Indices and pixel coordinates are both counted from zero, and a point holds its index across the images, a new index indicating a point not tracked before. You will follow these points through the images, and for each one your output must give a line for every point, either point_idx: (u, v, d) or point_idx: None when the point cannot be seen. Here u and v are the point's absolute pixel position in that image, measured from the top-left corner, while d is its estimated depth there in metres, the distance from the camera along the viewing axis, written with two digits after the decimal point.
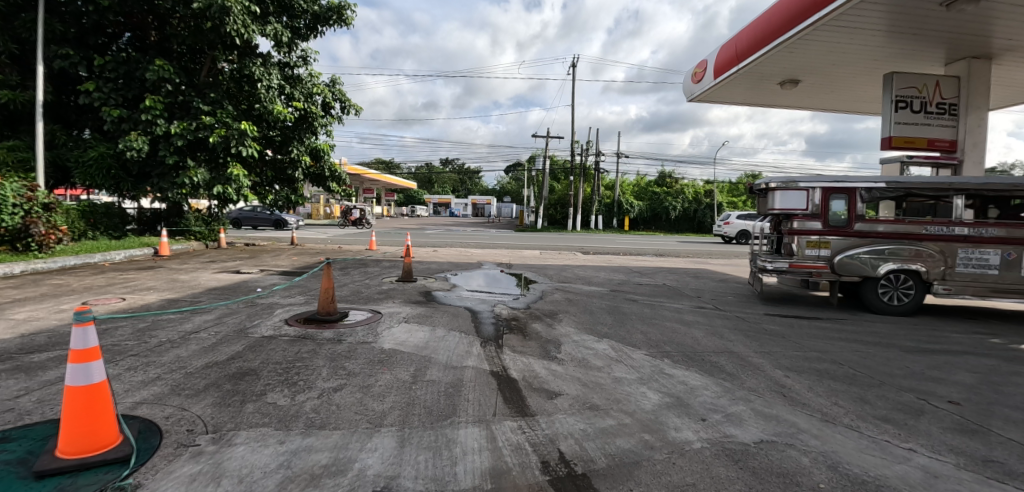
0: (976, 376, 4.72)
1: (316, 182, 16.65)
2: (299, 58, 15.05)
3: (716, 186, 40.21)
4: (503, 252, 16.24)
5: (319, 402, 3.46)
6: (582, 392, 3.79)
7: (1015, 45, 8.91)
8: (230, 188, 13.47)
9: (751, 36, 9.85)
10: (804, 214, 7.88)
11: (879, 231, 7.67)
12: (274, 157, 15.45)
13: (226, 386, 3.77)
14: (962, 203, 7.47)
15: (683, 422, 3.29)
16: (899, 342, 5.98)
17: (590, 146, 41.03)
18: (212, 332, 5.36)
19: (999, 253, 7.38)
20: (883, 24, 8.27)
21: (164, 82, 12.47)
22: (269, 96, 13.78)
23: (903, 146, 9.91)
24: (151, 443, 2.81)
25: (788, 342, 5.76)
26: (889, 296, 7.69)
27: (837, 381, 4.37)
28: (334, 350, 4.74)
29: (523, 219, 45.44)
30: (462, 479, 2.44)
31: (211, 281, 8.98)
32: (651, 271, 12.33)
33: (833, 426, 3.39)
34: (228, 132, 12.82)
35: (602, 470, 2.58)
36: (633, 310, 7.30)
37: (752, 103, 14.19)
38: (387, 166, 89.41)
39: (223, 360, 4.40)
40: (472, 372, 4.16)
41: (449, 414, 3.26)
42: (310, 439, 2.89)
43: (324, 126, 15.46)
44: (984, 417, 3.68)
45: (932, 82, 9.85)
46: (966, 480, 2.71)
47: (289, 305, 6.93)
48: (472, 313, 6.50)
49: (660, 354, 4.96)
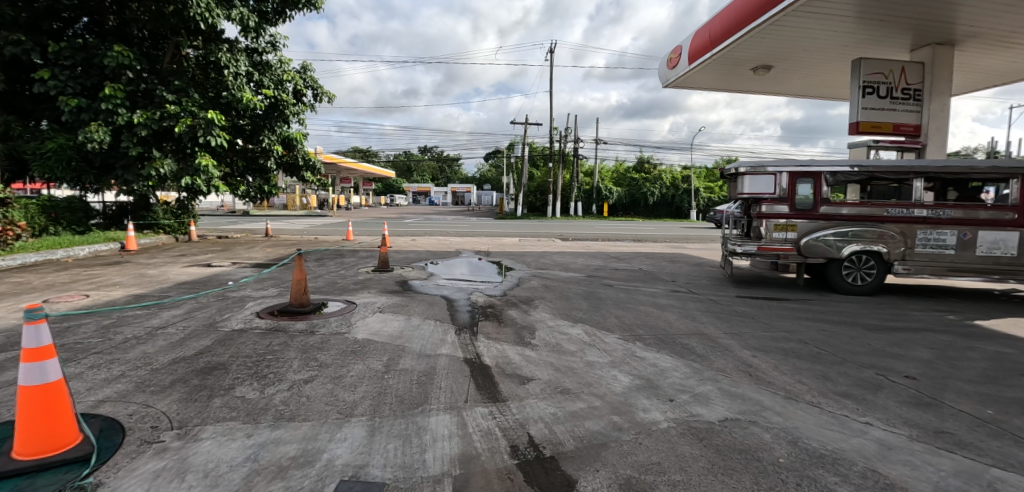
0: (933, 352, 4.93)
1: (290, 172, 16.33)
2: (267, 44, 14.58)
3: (693, 171, 40.92)
4: (482, 240, 16.18)
5: (288, 395, 3.42)
6: (554, 376, 3.83)
7: (977, 31, 9.15)
8: (200, 179, 13.09)
9: (724, 22, 9.92)
10: (772, 198, 8.07)
11: (844, 213, 7.91)
12: (245, 146, 14.96)
13: (193, 381, 3.69)
14: (922, 185, 7.71)
15: (651, 403, 3.36)
16: (864, 321, 6.21)
17: (569, 132, 41.06)
18: (180, 328, 5.24)
19: (956, 234, 7.66)
20: (852, 10, 8.42)
21: (124, 70, 11.95)
22: (236, 84, 13.27)
23: (870, 131, 10.23)
24: (114, 441, 2.74)
25: (757, 323, 5.93)
26: (854, 277, 7.95)
27: (801, 360, 4.52)
28: (307, 342, 4.68)
29: (503, 206, 45.40)
30: (432, 466, 2.45)
31: (182, 275, 8.76)
32: (628, 256, 12.50)
33: (796, 403, 3.50)
34: (194, 121, 12.28)
35: (570, 453, 2.62)
36: (609, 295, 7.39)
37: (726, 89, 14.40)
38: (365, 154, 87.86)
39: (191, 355, 4.30)
40: (446, 360, 4.15)
41: (420, 402, 3.26)
42: (279, 432, 2.86)
43: (296, 114, 15.05)
44: (938, 391, 3.86)
45: (898, 68, 10.14)
46: (918, 451, 2.84)
47: (262, 298, 6.80)
48: (448, 301, 6.49)
49: (633, 338, 5.04)
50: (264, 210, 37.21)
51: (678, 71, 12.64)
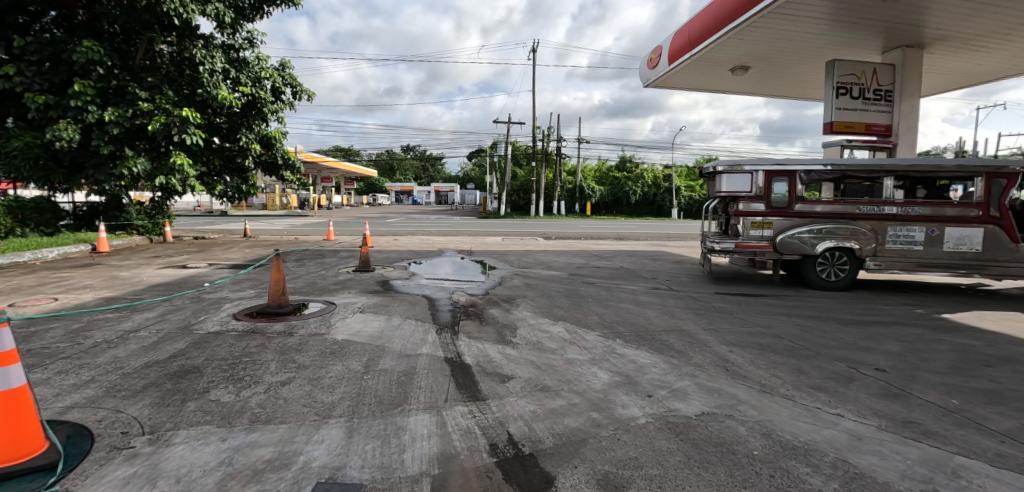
0: (903, 345, 5.08)
1: (268, 171, 16.06)
2: (244, 40, 14.29)
3: (673, 171, 41.44)
4: (465, 239, 16.14)
5: (265, 397, 3.36)
6: (534, 374, 3.84)
7: (945, 35, 9.46)
8: (174, 178, 12.75)
9: (703, 23, 10.07)
10: (748, 196, 8.23)
11: (818, 211, 8.11)
12: (222, 145, 14.64)
13: (166, 385, 3.61)
14: (892, 184, 7.95)
15: (630, 398, 3.40)
16: (837, 316, 6.37)
17: (552, 132, 41.18)
18: (154, 331, 5.10)
19: (924, 230, 7.90)
20: (826, 13, 8.62)
21: (95, 66, 11.58)
22: (212, 81, 12.98)
23: (844, 131, 10.49)
24: (82, 447, 2.66)
25: (735, 318, 6.04)
26: (827, 273, 8.16)
27: (777, 354, 4.62)
28: (285, 343, 4.61)
29: (487, 206, 45.34)
30: (410, 466, 2.44)
31: (156, 277, 8.53)
32: (610, 254, 12.60)
33: (770, 396, 3.57)
34: (168, 119, 11.97)
35: (550, 450, 2.63)
36: (590, 293, 7.44)
37: (705, 89, 14.61)
38: (346, 153, 86.74)
39: (165, 359, 4.20)
40: (426, 359, 4.14)
41: (400, 402, 3.24)
42: (254, 435, 2.81)
43: (274, 112, 14.80)
44: (907, 382, 3.98)
45: (870, 70, 10.42)
46: (887, 441, 2.92)
47: (239, 299, 6.67)
48: (429, 301, 6.46)
49: (614, 335, 5.09)
50: (242, 211, 36.48)
51: (658, 71, 12.77)
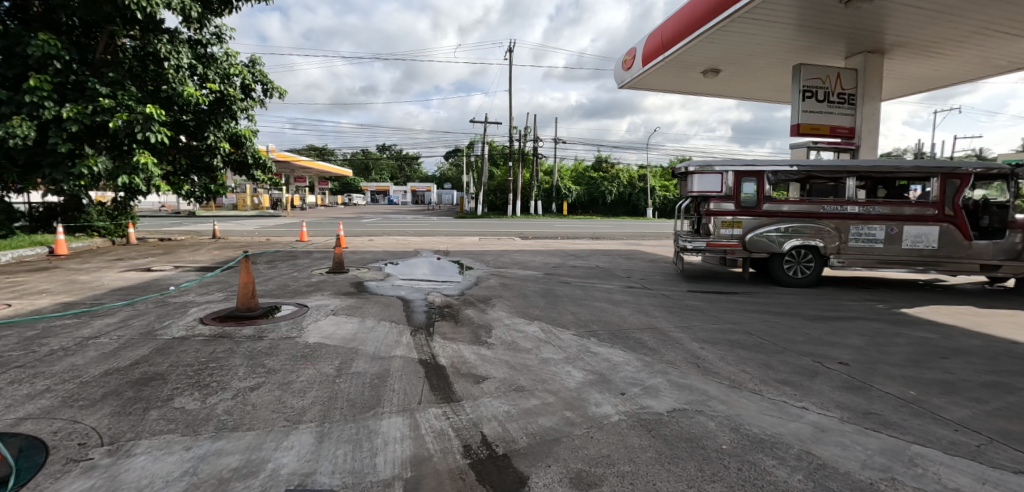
0: (865, 339, 5.28)
1: (238, 170, 15.61)
2: (212, 35, 13.87)
3: (648, 171, 42.13)
4: (442, 240, 16.04)
5: (232, 404, 3.27)
6: (509, 374, 3.84)
7: (903, 41, 9.87)
8: (138, 178, 12.27)
9: (675, 26, 10.26)
10: (719, 196, 8.42)
11: (784, 210, 8.35)
12: (189, 143, 14.16)
13: (127, 393, 3.47)
14: (854, 184, 8.25)
15: (604, 397, 3.44)
16: (804, 312, 6.58)
17: (528, 132, 41.29)
18: (115, 337, 4.90)
19: (884, 229, 8.22)
20: (793, 18, 8.89)
21: (52, 60, 11.06)
22: (177, 77, 12.54)
23: (810, 133, 10.84)
24: (35, 461, 2.53)
25: (707, 316, 6.17)
26: (794, 270, 8.43)
27: (746, 350, 4.73)
28: (254, 348, 4.49)
29: (464, 206, 45.17)
30: (382, 470, 2.41)
31: (118, 281, 8.20)
32: (586, 254, 12.71)
33: (739, 391, 3.66)
34: (131, 116, 11.51)
35: (523, 449, 2.64)
36: (566, 292, 7.49)
37: (678, 91, 14.89)
38: (320, 153, 85.18)
39: (126, 366, 4.04)
40: (400, 362, 4.09)
41: (373, 405, 3.19)
42: (221, 443, 2.73)
43: (244, 110, 14.41)
44: (868, 375, 4.14)
45: (834, 74, 10.80)
46: (848, 432, 3.04)
47: (206, 303, 6.47)
48: (404, 302, 6.39)
49: (588, 334, 5.14)
50: (210, 211, 35.39)
51: (633, 73, 12.95)
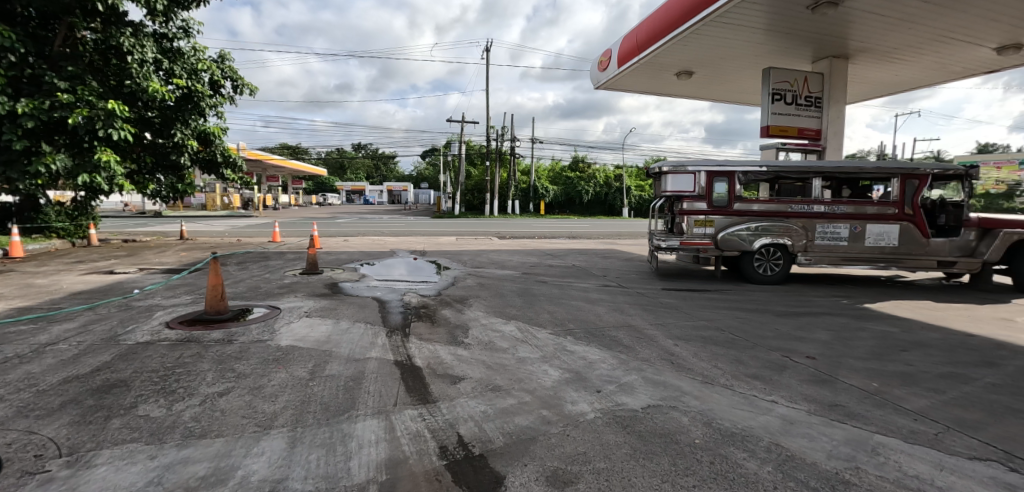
0: (831, 334, 5.47)
1: (207, 169, 15.13)
2: (179, 29, 13.41)
3: (624, 171, 42.70)
4: (419, 239, 15.91)
5: (200, 410, 3.17)
6: (485, 374, 3.84)
7: (866, 47, 10.25)
8: (100, 177, 11.76)
9: (650, 28, 10.42)
10: (692, 195, 8.59)
11: (754, 210, 8.57)
12: (154, 141, 13.65)
13: (87, 401, 3.32)
14: (820, 184, 8.53)
15: (580, 395, 3.47)
16: (773, 308, 6.77)
17: (506, 131, 41.33)
18: (74, 343, 4.69)
19: (848, 227, 8.52)
20: (762, 23, 9.13)
21: (5, 52, 10.52)
22: (142, 72, 12.08)
23: (779, 134, 11.15)
24: None
25: (680, 313, 6.29)
26: (763, 267, 8.67)
27: (718, 346, 4.84)
28: (223, 352, 4.37)
29: (441, 205, 44.90)
30: (356, 474, 2.37)
31: (78, 284, 7.85)
32: (563, 253, 12.80)
33: (711, 386, 3.75)
34: (92, 112, 11.03)
35: (499, 449, 2.64)
36: (543, 291, 7.52)
37: (652, 92, 15.12)
38: (293, 151, 83.39)
39: (86, 373, 3.87)
40: (375, 363, 4.04)
41: (347, 409, 3.14)
42: (187, 451, 2.65)
43: (213, 107, 13.98)
44: (833, 368, 4.29)
45: (802, 77, 11.14)
46: (815, 424, 3.14)
47: (172, 306, 6.25)
48: (380, 303, 6.31)
49: (565, 332, 5.17)
50: (177, 211, 34.22)
51: (608, 74, 13.09)
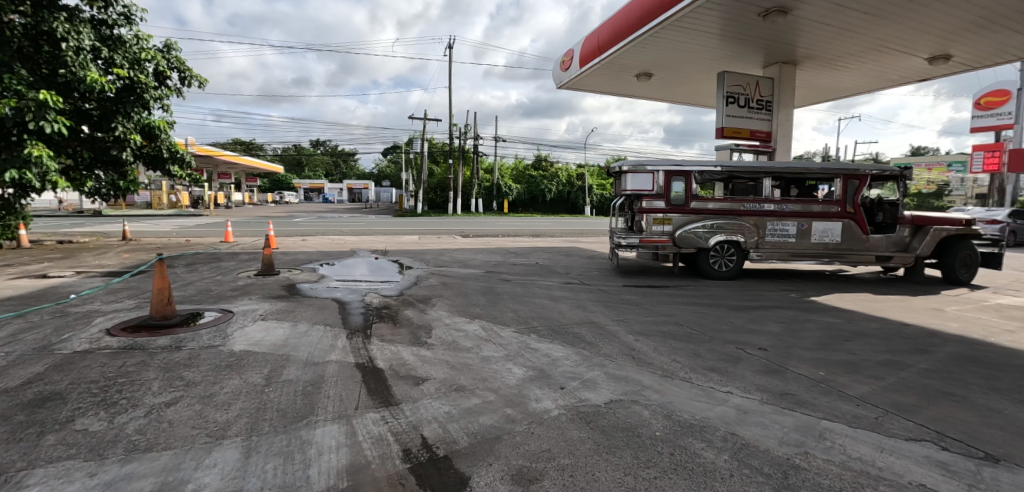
0: (781, 326, 5.74)
1: (152, 165, 14.24)
2: (119, 16, 12.58)
3: (586, 170, 43.38)
4: (380, 239, 15.60)
5: (145, 422, 2.99)
6: (449, 374, 3.81)
7: (813, 54, 10.81)
8: (30, 172, 10.87)
9: (610, 30, 10.61)
10: (650, 194, 8.82)
11: (710, 208, 8.89)
12: (92, 135, 12.75)
13: (17, 417, 3.07)
14: (769, 184, 8.95)
15: (544, 392, 3.49)
16: (728, 302, 7.05)
17: (469, 129, 41.14)
18: (1, 354, 4.32)
19: (796, 225, 8.97)
20: (717, 28, 9.47)
21: None
22: (77, 60, 11.27)
23: (732, 136, 11.59)
24: None
25: (641, 309, 6.45)
26: (719, 264, 9.01)
27: (677, 340, 5.00)
28: (171, 359, 4.14)
29: (403, 203, 44.21)
30: (316, 482, 2.30)
31: (4, 289, 7.24)
32: (527, 251, 12.87)
33: (670, 380, 3.86)
34: (20, 102, 10.19)
35: (464, 450, 2.62)
36: (507, 289, 7.54)
37: (613, 92, 15.41)
38: (246, 148, 79.95)
39: (15, 386, 3.57)
40: (335, 366, 3.93)
41: (305, 414, 3.05)
42: (132, 466, 2.49)
43: (158, 99, 13.20)
44: (783, 359, 4.51)
45: (753, 81, 11.63)
46: (767, 412, 3.29)
47: (114, 312, 5.87)
48: (340, 304, 6.15)
49: (528, 330, 5.20)
50: (118, 210, 32.11)
51: (571, 74, 13.25)
